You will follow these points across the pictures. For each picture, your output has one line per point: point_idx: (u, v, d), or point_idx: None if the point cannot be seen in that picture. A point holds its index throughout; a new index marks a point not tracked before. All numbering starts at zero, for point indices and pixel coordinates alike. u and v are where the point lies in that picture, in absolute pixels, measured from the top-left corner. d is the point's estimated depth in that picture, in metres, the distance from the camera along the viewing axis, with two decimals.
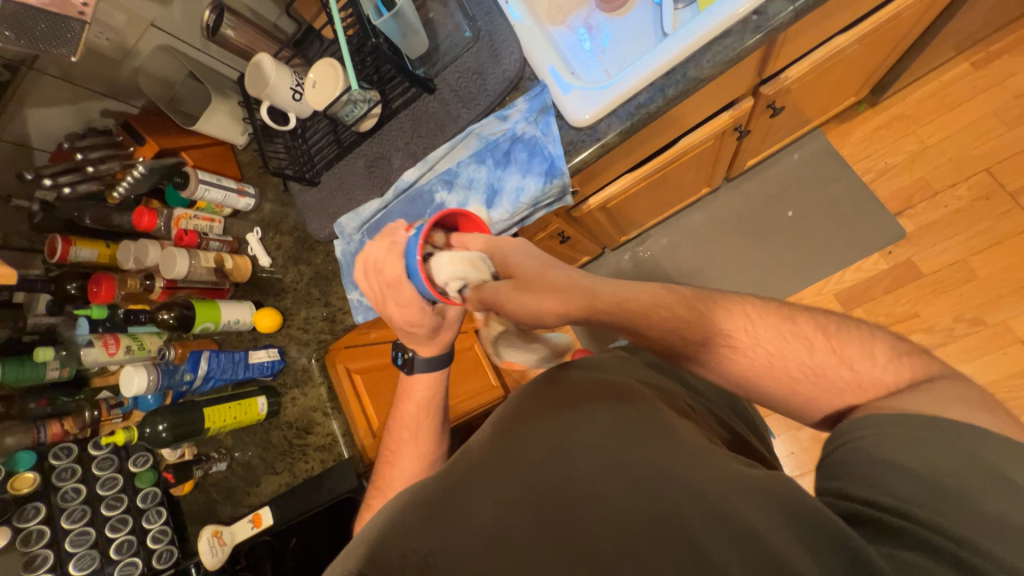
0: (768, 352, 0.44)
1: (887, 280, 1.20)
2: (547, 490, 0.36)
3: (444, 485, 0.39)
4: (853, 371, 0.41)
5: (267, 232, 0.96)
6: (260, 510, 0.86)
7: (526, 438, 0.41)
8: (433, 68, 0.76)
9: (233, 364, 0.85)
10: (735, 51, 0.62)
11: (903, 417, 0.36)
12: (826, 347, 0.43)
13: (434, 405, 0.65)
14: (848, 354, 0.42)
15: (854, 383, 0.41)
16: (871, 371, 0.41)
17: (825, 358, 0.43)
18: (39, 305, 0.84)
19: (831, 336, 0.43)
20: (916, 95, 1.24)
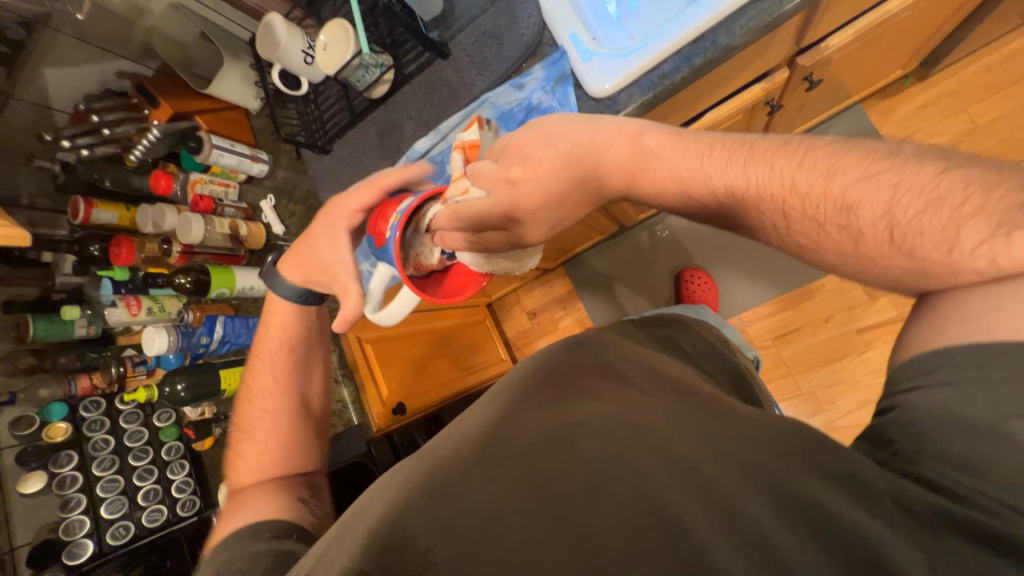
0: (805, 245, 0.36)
1: None
2: (548, 474, 0.36)
3: (447, 463, 0.40)
4: (917, 258, 0.31)
5: (280, 200, 0.96)
6: None
7: (526, 417, 0.41)
8: (448, 31, 0.73)
9: (247, 329, 0.89)
10: (772, 16, 0.57)
11: (985, 354, 0.30)
12: (882, 230, 0.32)
13: (289, 339, 0.66)
14: (912, 246, 0.31)
15: (921, 271, 0.32)
16: (951, 259, 0.30)
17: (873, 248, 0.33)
18: (66, 265, 0.86)
19: (895, 225, 0.31)
20: (971, 69, 1.14)
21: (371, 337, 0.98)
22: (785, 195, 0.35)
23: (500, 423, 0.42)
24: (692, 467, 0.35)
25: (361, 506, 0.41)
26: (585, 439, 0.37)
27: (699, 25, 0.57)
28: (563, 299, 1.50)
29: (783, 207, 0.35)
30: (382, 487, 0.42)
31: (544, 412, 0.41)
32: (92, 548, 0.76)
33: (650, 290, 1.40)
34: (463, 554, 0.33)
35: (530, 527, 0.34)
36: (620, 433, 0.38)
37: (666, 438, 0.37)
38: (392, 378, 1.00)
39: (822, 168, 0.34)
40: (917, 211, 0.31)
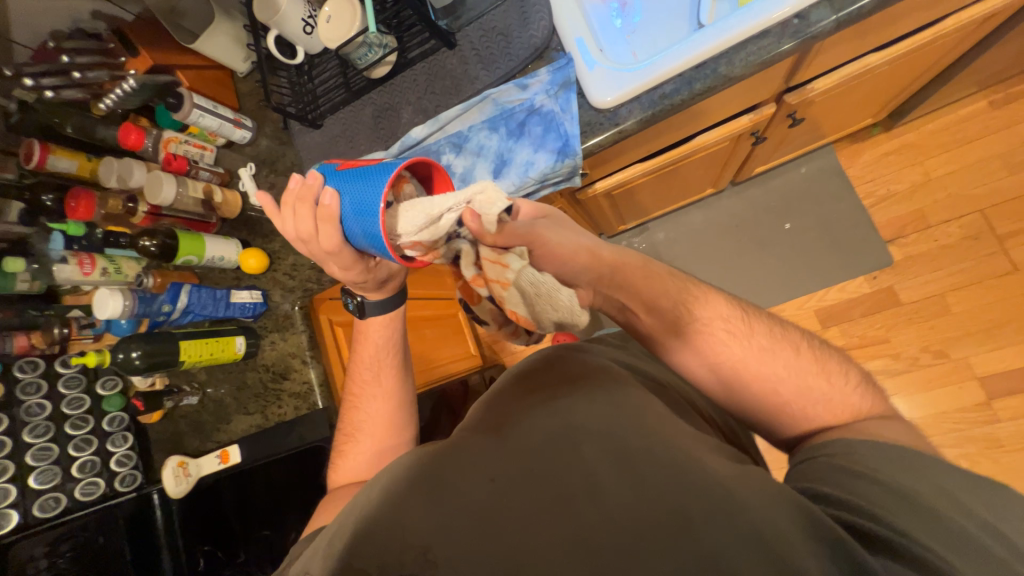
0: (758, 346, 0.48)
1: (865, 304, 1.24)
2: (544, 476, 0.37)
3: (445, 466, 0.40)
4: (830, 387, 0.46)
5: (261, 169, 0.90)
6: (228, 447, 0.88)
7: (528, 419, 0.42)
8: (456, 22, 0.72)
9: (213, 301, 0.82)
10: (770, 53, 0.59)
11: (873, 442, 0.40)
12: (808, 360, 0.47)
13: (392, 344, 0.67)
14: (828, 370, 0.47)
15: (831, 395, 0.45)
16: (846, 392, 0.46)
17: (808, 365, 0.47)
18: (11, 213, 0.78)
19: (816, 357, 0.48)
20: (930, 126, 1.24)
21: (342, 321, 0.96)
22: (743, 322, 0.50)
23: (503, 425, 0.42)
24: (685, 480, 0.36)
25: (358, 504, 0.40)
26: (586, 444, 0.39)
27: (704, 52, 0.60)
28: None
29: (741, 315, 0.51)
30: (379, 484, 0.41)
31: (548, 415, 0.42)
32: (16, 519, 0.71)
33: None
34: (462, 554, 0.33)
35: (531, 523, 0.34)
36: (617, 440, 0.39)
37: (659, 449, 0.38)
38: None
39: (760, 318, 0.51)
40: (817, 352, 0.48)
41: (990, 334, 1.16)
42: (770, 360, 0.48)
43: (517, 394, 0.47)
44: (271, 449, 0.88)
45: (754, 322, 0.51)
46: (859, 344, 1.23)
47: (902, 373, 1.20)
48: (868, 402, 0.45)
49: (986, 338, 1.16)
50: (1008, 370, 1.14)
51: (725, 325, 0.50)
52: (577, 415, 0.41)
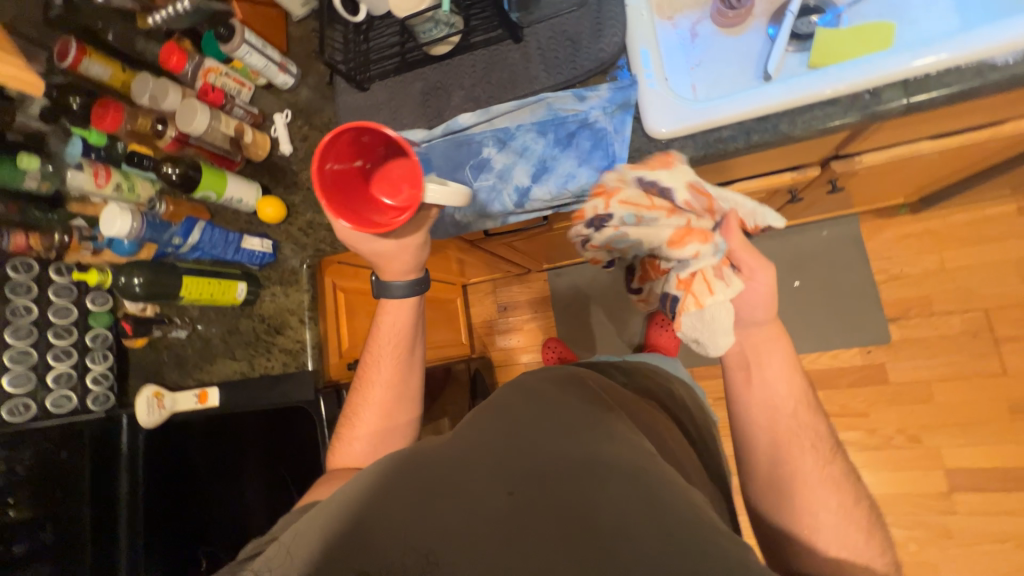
0: (829, 481, 0.54)
1: (853, 375, 1.26)
2: (554, 502, 0.39)
3: (464, 469, 0.43)
4: (859, 545, 0.52)
5: (296, 119, 0.88)
6: (208, 390, 0.88)
7: (558, 444, 0.44)
8: (528, 17, 0.71)
9: (224, 243, 0.80)
10: (833, 122, 0.59)
11: None
12: (854, 515, 0.54)
13: (406, 330, 0.69)
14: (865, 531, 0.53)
15: (853, 550, 0.52)
16: (868, 555, 0.52)
17: (851, 517, 0.53)
18: (34, 106, 0.76)
19: (859, 515, 0.54)
20: (956, 217, 1.25)
21: (344, 286, 0.95)
22: (827, 459, 0.56)
23: (523, 441, 0.45)
24: (693, 535, 0.35)
25: (375, 482, 0.43)
26: (609, 478, 0.40)
27: (770, 106, 0.59)
28: (536, 302, 1.55)
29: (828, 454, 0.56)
30: (398, 469, 0.45)
31: (566, 442, 0.44)
32: None
33: (620, 320, 1.46)
34: (468, 559, 0.36)
35: (539, 547, 0.36)
36: (630, 481, 0.40)
37: (672, 496, 0.39)
38: (353, 330, 0.98)
39: (836, 464, 0.56)
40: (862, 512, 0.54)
41: (965, 429, 1.19)
42: (825, 492, 0.54)
43: (539, 411, 0.49)
44: (249, 398, 0.87)
45: (833, 463, 0.56)
46: (839, 413, 1.25)
47: (874, 449, 1.22)
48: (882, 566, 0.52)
49: (961, 433, 1.19)
50: (976, 467, 1.17)
51: (815, 452, 0.56)
52: (595, 447, 0.43)
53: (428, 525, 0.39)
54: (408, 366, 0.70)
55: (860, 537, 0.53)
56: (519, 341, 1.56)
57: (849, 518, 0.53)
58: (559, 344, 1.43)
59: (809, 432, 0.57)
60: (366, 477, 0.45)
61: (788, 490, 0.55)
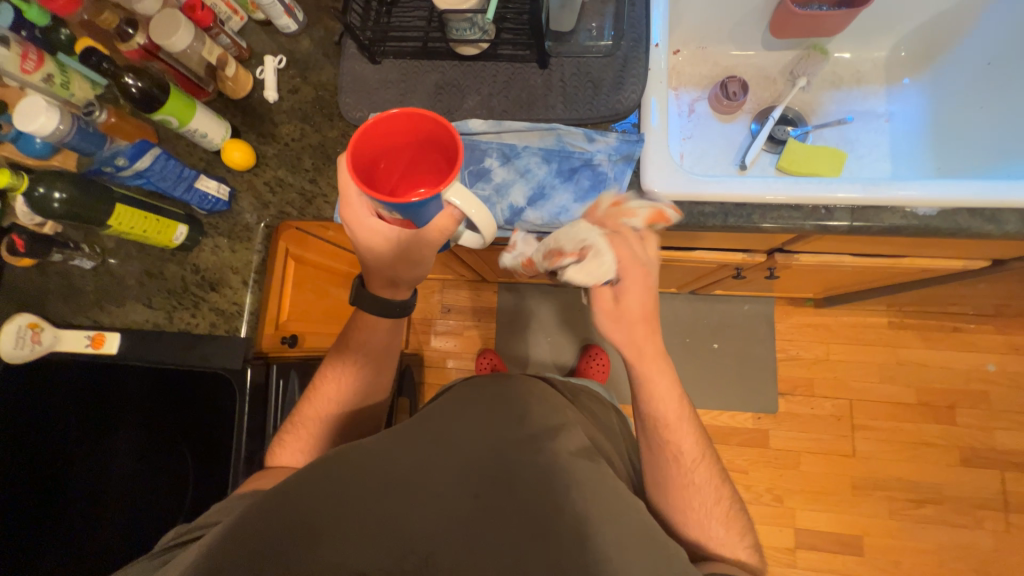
0: (699, 478, 0.63)
1: (743, 436, 1.43)
2: (523, 507, 0.46)
3: (442, 471, 0.48)
4: (725, 535, 0.61)
5: (289, 67, 0.82)
6: (104, 334, 0.76)
7: (525, 450, 0.51)
8: (557, 49, 0.74)
9: (175, 178, 0.71)
10: (793, 224, 0.68)
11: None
12: (721, 508, 0.63)
13: (376, 350, 0.69)
14: (731, 525, 0.62)
15: (723, 541, 0.61)
16: (734, 548, 0.61)
17: (717, 509, 0.63)
18: None
19: (724, 508, 0.63)
20: (845, 318, 1.48)
21: (296, 254, 0.88)
22: (698, 458, 0.64)
23: (493, 446, 0.51)
24: (627, 548, 0.45)
25: (353, 477, 0.47)
26: (570, 489, 0.48)
27: (749, 195, 0.67)
28: (482, 312, 1.56)
29: (698, 452, 0.64)
30: (370, 462, 0.48)
31: (535, 451, 0.51)
32: None
33: (557, 346, 1.51)
34: (444, 550, 0.42)
35: (506, 542, 0.43)
36: (586, 495, 0.48)
37: (622, 511, 0.48)
38: (294, 301, 0.91)
39: (707, 464, 0.64)
40: (729, 508, 0.63)
41: (818, 497, 1.39)
42: (702, 493, 0.63)
43: (506, 417, 0.55)
44: (157, 354, 0.76)
45: (704, 462, 0.64)
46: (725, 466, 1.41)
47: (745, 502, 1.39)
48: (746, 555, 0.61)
49: (813, 500, 1.39)
50: (819, 530, 1.37)
51: (688, 454, 0.63)
52: (559, 459, 0.51)
53: (402, 519, 0.44)
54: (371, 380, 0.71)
55: (733, 531, 0.62)
56: (455, 345, 1.55)
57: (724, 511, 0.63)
58: (496, 357, 1.45)
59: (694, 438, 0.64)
60: (339, 465, 0.48)
61: (673, 499, 0.63)
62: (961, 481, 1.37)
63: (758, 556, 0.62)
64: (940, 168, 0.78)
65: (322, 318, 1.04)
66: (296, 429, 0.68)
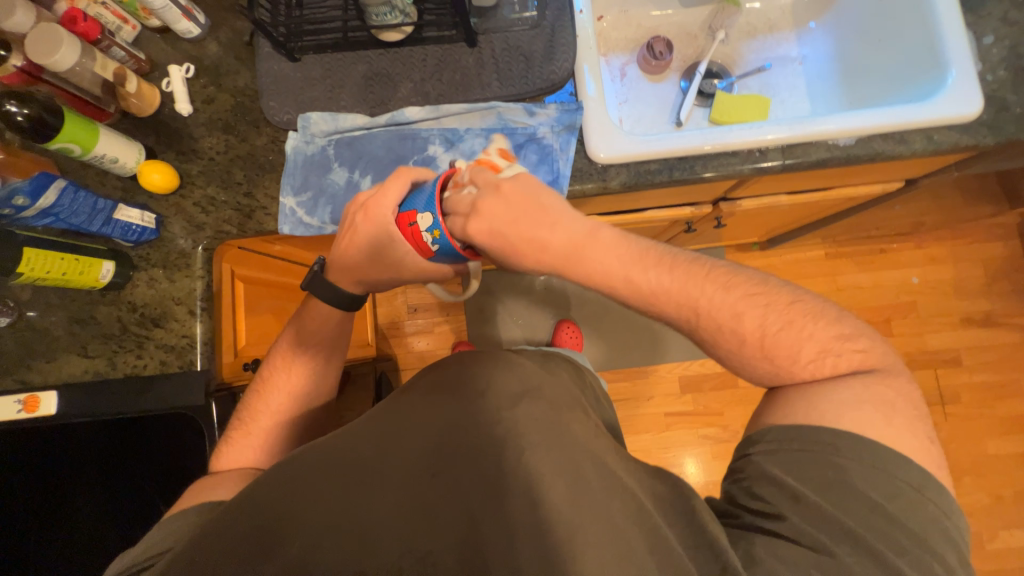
0: (731, 325, 0.53)
1: (715, 380, 1.51)
2: (483, 477, 0.46)
3: (407, 461, 0.48)
4: (799, 367, 0.51)
5: (198, 76, 0.75)
6: (39, 396, 0.68)
7: (488, 420, 0.50)
8: (484, 26, 0.72)
9: (90, 212, 0.64)
10: (733, 170, 0.71)
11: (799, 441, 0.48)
12: (780, 341, 0.52)
13: (314, 343, 0.67)
14: (805, 352, 0.51)
15: (806, 379, 0.51)
16: (819, 370, 0.51)
17: (781, 340, 0.52)
18: None
19: (779, 329, 0.52)
20: (788, 256, 1.58)
21: (244, 276, 0.83)
22: (699, 305, 0.54)
23: (450, 421, 0.51)
24: (586, 495, 0.45)
25: (318, 477, 0.47)
26: (531, 450, 0.47)
27: (688, 148, 0.69)
28: (449, 306, 1.54)
29: (707, 305, 0.54)
30: (335, 461, 0.49)
31: (497, 420, 0.50)
32: None
33: (528, 327, 1.52)
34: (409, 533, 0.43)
35: (469, 514, 0.44)
36: (548, 454, 0.47)
37: (587, 462, 0.48)
38: (250, 323, 0.86)
39: (729, 286, 0.54)
40: (786, 332, 0.52)
41: None
42: (749, 331, 0.52)
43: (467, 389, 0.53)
44: (105, 406, 0.70)
45: (723, 301, 0.54)
46: (703, 412, 1.49)
47: (726, 442, 1.48)
48: (846, 371, 0.50)
49: None
50: None
51: (708, 316, 0.54)
52: (517, 421, 0.49)
53: (369, 511, 0.45)
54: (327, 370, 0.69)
55: (816, 333, 0.52)
56: (427, 344, 1.52)
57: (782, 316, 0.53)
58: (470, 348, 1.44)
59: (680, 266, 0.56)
60: (304, 470, 0.48)
61: (732, 348, 0.54)
62: None
63: (860, 359, 0.52)
64: (851, 101, 0.85)
65: None
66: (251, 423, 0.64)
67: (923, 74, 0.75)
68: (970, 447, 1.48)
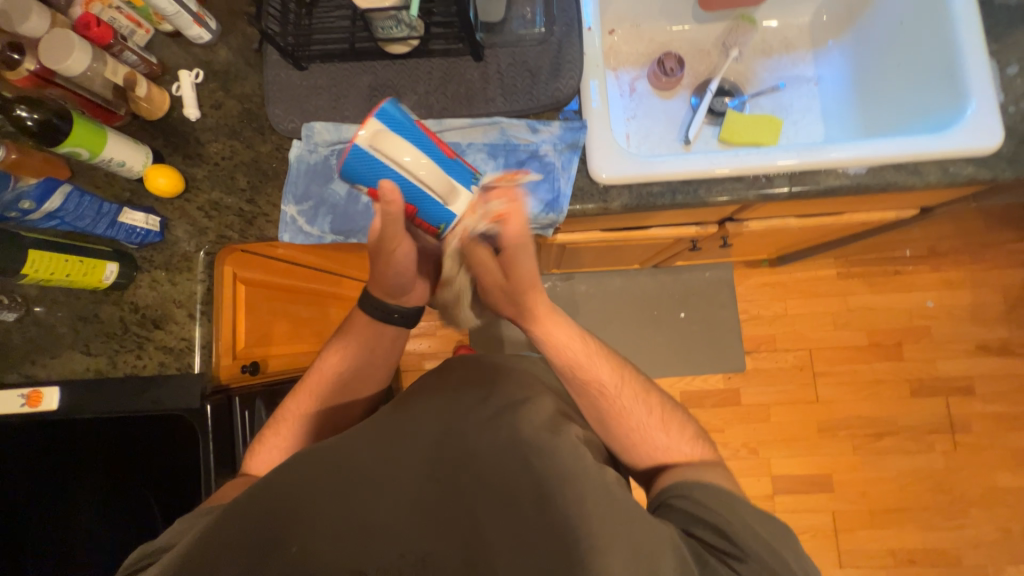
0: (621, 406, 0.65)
1: (716, 397, 1.50)
2: (484, 483, 0.47)
3: (395, 464, 0.49)
4: (666, 439, 0.63)
5: (208, 81, 0.76)
6: (43, 390, 0.69)
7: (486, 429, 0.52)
8: (490, 40, 0.72)
9: (95, 215, 0.66)
10: (738, 195, 0.70)
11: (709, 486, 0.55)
12: (636, 410, 0.65)
13: (345, 372, 0.70)
14: (656, 424, 0.65)
15: (664, 447, 0.63)
16: (675, 444, 0.63)
17: (652, 420, 0.65)
18: None
19: (655, 411, 0.66)
20: (799, 274, 1.55)
21: (246, 279, 0.85)
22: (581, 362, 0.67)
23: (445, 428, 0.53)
24: (585, 503, 0.46)
25: (313, 487, 0.48)
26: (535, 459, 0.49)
27: (692, 172, 0.68)
28: None
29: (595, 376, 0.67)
30: (331, 458, 0.50)
31: (496, 429, 0.52)
32: None
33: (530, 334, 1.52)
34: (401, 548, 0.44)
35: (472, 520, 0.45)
36: (548, 461, 0.49)
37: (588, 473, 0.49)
38: (251, 325, 0.87)
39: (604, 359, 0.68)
40: (635, 401, 0.66)
41: (790, 444, 1.48)
42: (636, 408, 0.65)
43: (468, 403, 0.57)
44: (105, 403, 0.71)
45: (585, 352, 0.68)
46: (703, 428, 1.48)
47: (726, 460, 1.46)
48: (689, 450, 0.63)
49: (784, 446, 1.48)
50: (793, 474, 1.46)
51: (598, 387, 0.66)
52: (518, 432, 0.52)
53: (360, 506, 0.46)
54: (357, 381, 0.71)
55: (675, 428, 0.65)
56: (429, 346, 1.53)
57: (664, 419, 0.65)
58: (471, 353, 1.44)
59: (602, 364, 0.67)
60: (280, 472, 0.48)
61: (615, 426, 0.65)
62: (912, 410, 1.48)
63: (708, 445, 0.64)
64: (866, 125, 0.82)
65: (283, 339, 1.00)
66: (273, 430, 0.67)
67: (940, 104, 0.73)
68: (980, 478, 1.44)
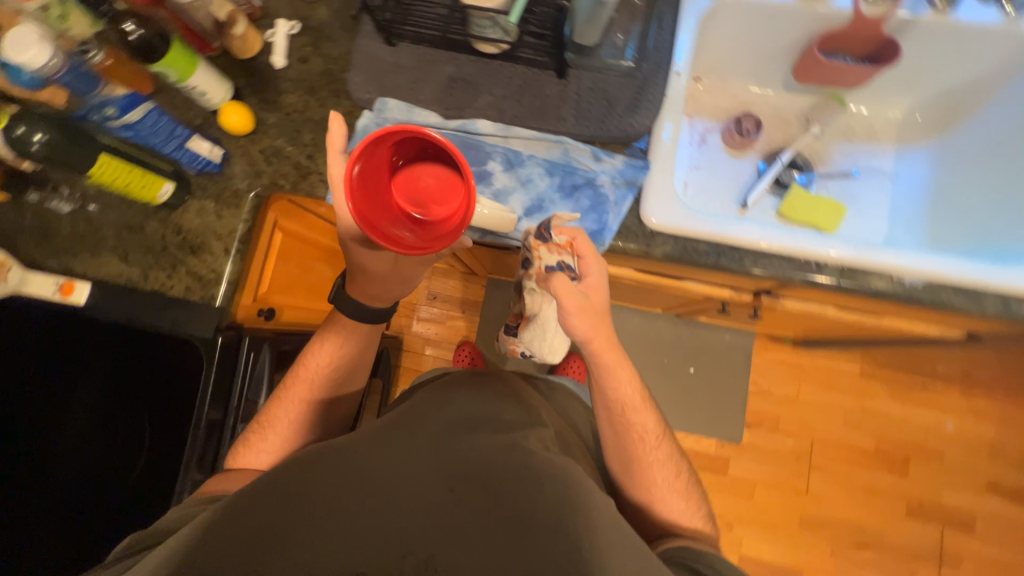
0: (653, 459, 0.67)
1: (703, 461, 1.46)
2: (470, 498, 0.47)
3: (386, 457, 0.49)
4: (682, 506, 0.66)
5: (301, 34, 0.79)
6: (77, 283, 0.74)
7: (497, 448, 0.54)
8: (576, 62, 0.72)
9: (167, 135, 0.68)
10: (785, 273, 0.68)
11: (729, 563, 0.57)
12: (659, 470, 0.67)
13: (329, 376, 0.71)
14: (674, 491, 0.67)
15: (678, 513, 0.66)
16: (687, 515, 0.66)
17: (669, 482, 0.67)
18: None
19: (678, 476, 0.68)
20: (820, 362, 1.50)
21: (286, 228, 0.87)
22: (625, 406, 0.67)
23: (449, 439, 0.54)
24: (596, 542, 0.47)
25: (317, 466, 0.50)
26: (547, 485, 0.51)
27: (744, 240, 0.67)
28: (468, 305, 1.55)
29: (635, 422, 0.67)
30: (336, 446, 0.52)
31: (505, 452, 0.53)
32: None
33: None
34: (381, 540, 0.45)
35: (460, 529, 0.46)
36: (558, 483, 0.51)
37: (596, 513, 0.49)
38: (277, 274, 0.89)
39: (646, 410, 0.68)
40: (662, 461, 0.68)
41: (766, 530, 1.43)
42: (658, 470, 0.67)
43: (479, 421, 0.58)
44: (128, 311, 0.74)
45: (633, 391, 0.67)
46: None
47: None
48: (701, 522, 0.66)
49: (760, 530, 1.43)
50: (762, 561, 1.41)
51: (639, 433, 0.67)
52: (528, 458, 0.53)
53: (352, 497, 0.47)
54: (342, 381, 0.73)
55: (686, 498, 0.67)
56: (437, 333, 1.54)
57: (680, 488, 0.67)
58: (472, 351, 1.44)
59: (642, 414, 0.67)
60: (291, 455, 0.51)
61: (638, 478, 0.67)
62: (902, 532, 1.42)
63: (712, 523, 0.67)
64: (931, 238, 0.79)
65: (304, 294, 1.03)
66: (260, 432, 0.68)
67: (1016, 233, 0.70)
68: None
